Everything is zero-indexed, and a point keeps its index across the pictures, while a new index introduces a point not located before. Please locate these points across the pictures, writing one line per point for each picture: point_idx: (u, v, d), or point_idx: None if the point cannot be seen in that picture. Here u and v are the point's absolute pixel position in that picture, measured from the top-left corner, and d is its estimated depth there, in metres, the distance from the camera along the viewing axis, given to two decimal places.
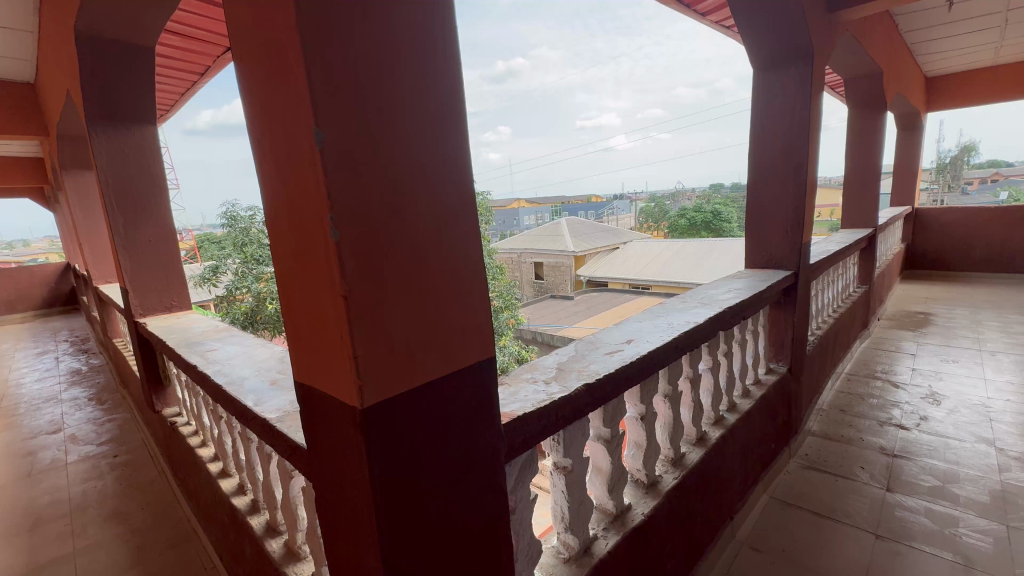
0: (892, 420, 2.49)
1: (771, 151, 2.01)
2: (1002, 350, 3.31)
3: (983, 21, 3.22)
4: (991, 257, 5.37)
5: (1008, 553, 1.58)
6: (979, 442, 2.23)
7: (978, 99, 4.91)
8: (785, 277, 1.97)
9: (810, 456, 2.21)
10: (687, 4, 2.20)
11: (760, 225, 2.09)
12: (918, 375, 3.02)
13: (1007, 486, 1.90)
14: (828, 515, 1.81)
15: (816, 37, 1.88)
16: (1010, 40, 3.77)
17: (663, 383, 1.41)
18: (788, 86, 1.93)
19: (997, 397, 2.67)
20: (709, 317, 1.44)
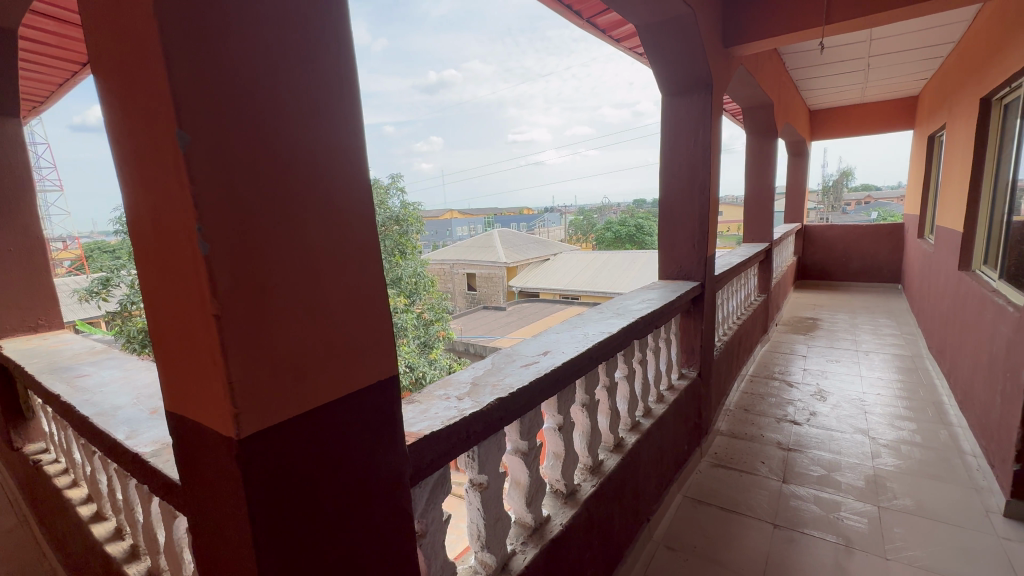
0: (787, 416, 2.75)
1: (678, 170, 2.16)
2: (874, 350, 3.78)
3: (851, 64, 3.72)
4: (865, 269, 6.16)
5: (881, 531, 1.78)
6: (857, 432, 2.53)
7: (852, 131, 5.65)
8: (692, 288, 2.11)
9: (719, 454, 2.37)
10: (602, 29, 2.32)
11: (671, 239, 2.23)
12: (808, 374, 3.37)
13: (879, 471, 2.16)
14: (734, 509, 1.95)
15: (714, 69, 2.06)
16: (872, 82, 4.39)
17: (581, 393, 1.45)
18: (692, 112, 2.08)
19: (870, 391, 3.05)
20: (623, 327, 1.51)
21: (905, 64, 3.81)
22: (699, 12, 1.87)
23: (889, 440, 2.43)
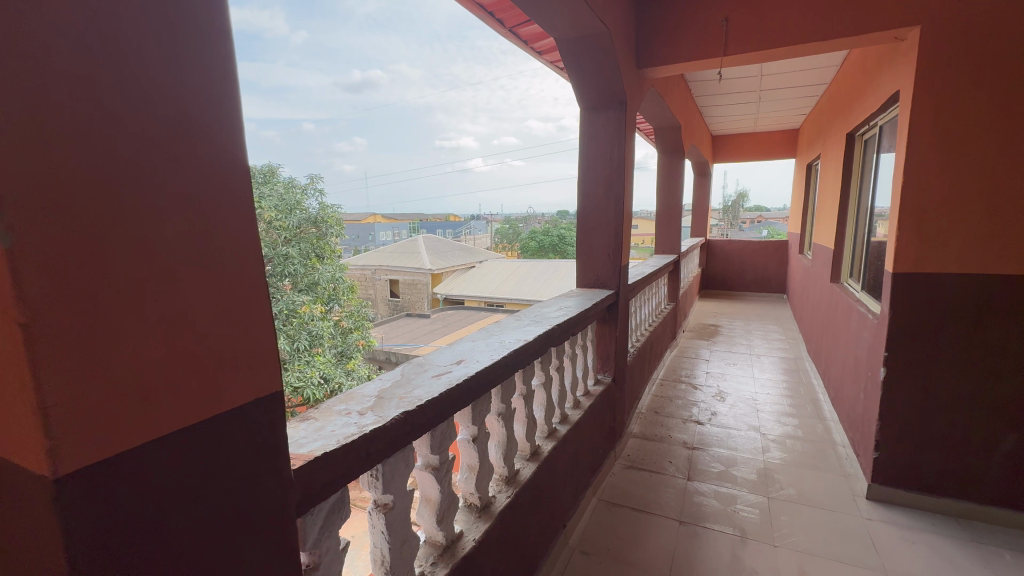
0: (692, 417, 2.94)
1: (595, 182, 2.24)
2: (765, 354, 4.20)
3: (747, 95, 4.13)
4: (758, 280, 6.83)
5: (769, 520, 1.95)
6: (750, 429, 2.76)
7: (747, 157, 6.28)
8: (607, 295, 2.19)
9: (631, 456, 2.47)
10: (525, 40, 2.34)
11: (587, 248, 2.30)
12: (710, 376, 3.65)
13: (768, 464, 2.37)
14: (644, 509, 2.03)
15: (628, 87, 2.16)
16: (763, 113, 4.91)
17: (497, 402, 1.42)
18: (607, 127, 2.17)
19: (762, 391, 3.36)
20: (539, 335, 1.51)
21: (789, 99, 4.30)
22: (615, 31, 1.95)
23: (776, 435, 2.69)
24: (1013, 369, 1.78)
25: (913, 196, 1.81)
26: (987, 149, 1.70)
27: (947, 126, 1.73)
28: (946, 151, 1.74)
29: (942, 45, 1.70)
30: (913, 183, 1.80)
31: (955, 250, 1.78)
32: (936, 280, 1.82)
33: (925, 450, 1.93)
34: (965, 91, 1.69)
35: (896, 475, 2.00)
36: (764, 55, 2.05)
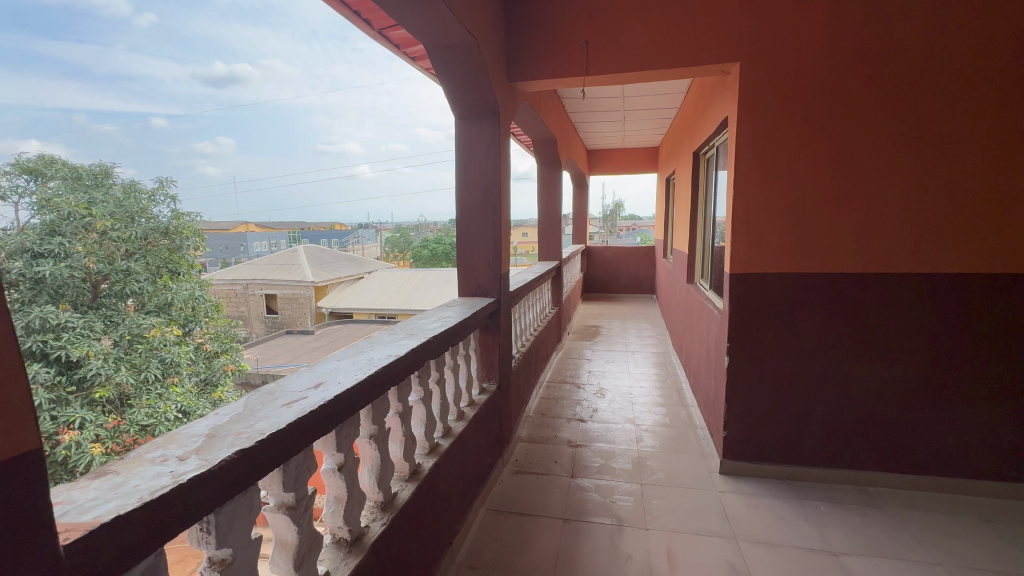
0: (576, 415, 3.09)
1: (472, 191, 2.24)
2: (639, 350, 4.58)
3: (613, 114, 4.52)
4: (632, 283, 7.48)
5: (643, 505, 2.10)
6: (626, 422, 2.98)
7: (618, 170, 6.87)
8: (488, 304, 2.20)
9: (519, 461, 2.51)
10: (396, 44, 2.28)
11: (468, 257, 2.30)
12: (592, 375, 3.88)
13: (641, 453, 2.57)
14: (531, 512, 2.06)
15: (501, 99, 2.21)
16: (629, 131, 5.42)
17: (368, 424, 1.33)
18: (482, 137, 2.19)
19: (636, 385, 3.65)
20: (414, 349, 1.44)
21: (649, 119, 4.79)
22: (484, 43, 1.98)
23: (649, 425, 2.93)
24: (819, 351, 2.14)
25: (741, 208, 2.10)
26: (791, 170, 2.04)
27: (762, 149, 2.05)
28: (762, 171, 2.06)
29: (755, 81, 2.01)
30: (739, 197, 2.10)
31: (773, 255, 2.11)
32: (761, 279, 2.14)
33: (761, 425, 2.25)
34: (772, 121, 2.02)
35: (741, 450, 2.29)
36: (620, 79, 2.23)
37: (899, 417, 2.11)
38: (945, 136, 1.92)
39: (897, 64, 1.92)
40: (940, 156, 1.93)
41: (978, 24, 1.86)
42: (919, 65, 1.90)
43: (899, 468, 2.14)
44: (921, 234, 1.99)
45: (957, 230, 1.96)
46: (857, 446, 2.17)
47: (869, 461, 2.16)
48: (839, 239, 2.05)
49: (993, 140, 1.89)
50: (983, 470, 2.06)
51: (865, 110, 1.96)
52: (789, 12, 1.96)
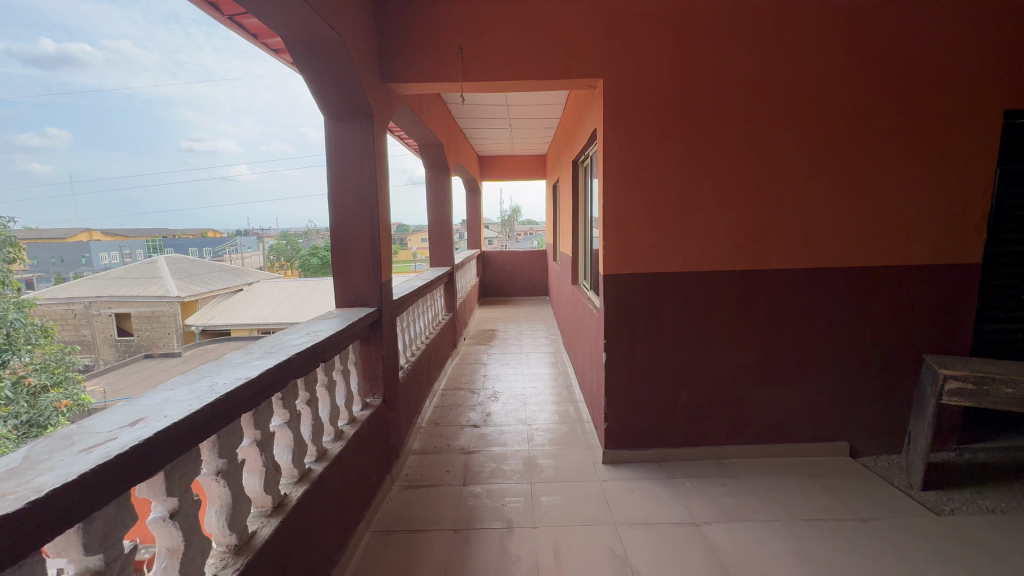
0: (470, 421, 3.07)
1: (346, 195, 2.11)
2: (534, 351, 4.72)
3: (499, 121, 4.62)
4: (526, 286, 7.72)
5: (532, 505, 2.13)
6: (520, 423, 3.03)
7: (509, 176, 7.05)
8: (367, 314, 2.09)
9: (409, 475, 2.41)
10: (252, 33, 2.07)
11: (344, 266, 2.16)
12: (487, 379, 3.90)
13: (532, 452, 2.63)
14: (420, 527, 1.99)
15: (374, 99, 2.12)
16: (517, 139, 5.59)
17: (214, 459, 1.17)
18: (354, 138, 2.08)
19: (529, 385, 3.75)
20: (270, 369, 1.30)
21: (535, 128, 4.98)
22: (352, 41, 1.88)
23: (540, 424, 3.01)
24: (682, 342, 2.37)
25: (610, 213, 2.25)
26: (651, 179, 2.24)
27: (626, 159, 2.22)
28: (626, 178, 2.23)
29: (617, 96, 2.17)
30: (608, 202, 2.25)
31: (640, 256, 2.29)
32: (630, 279, 2.31)
33: (636, 415, 2.43)
34: (632, 132, 2.20)
35: (621, 438, 2.45)
36: (496, 86, 2.27)
37: (746, 395, 2.41)
38: (771, 151, 2.22)
39: (733, 86, 2.18)
40: (769, 169, 2.23)
41: (797, 59, 2.17)
42: (751, 88, 2.18)
43: (748, 440, 2.44)
44: (759, 237, 2.29)
45: (785, 234, 2.29)
46: (715, 425, 2.43)
47: (725, 437, 2.44)
48: (696, 242, 2.29)
49: (810, 158, 2.23)
50: (808, 434, 2.44)
51: (712, 127, 2.21)
52: (643, 35, 2.15)
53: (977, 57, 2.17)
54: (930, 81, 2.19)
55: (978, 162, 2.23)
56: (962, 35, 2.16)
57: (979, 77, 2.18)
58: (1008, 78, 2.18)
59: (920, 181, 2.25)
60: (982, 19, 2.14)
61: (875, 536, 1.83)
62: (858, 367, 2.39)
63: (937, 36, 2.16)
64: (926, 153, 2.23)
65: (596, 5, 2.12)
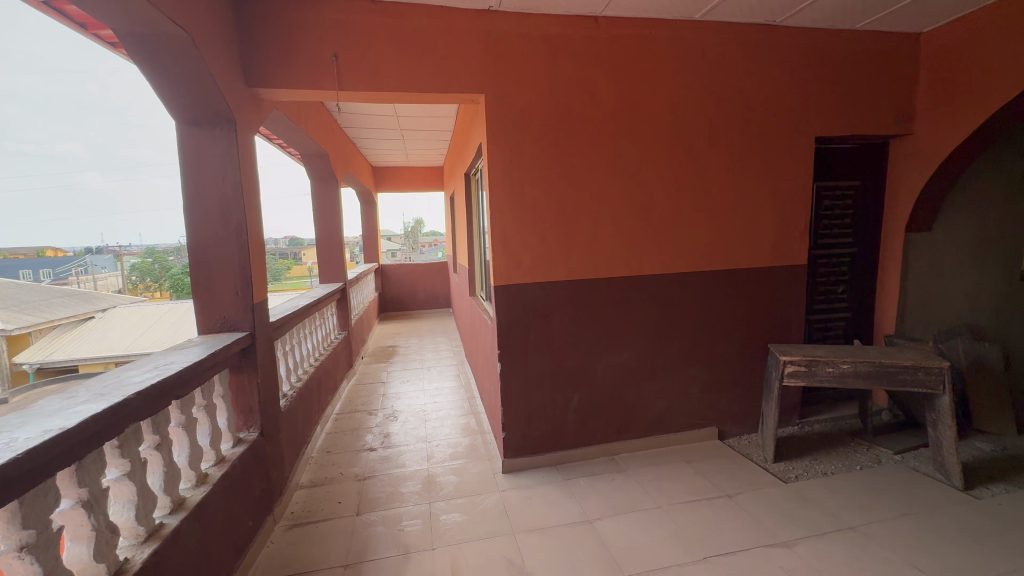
0: (366, 446, 2.91)
1: (206, 209, 1.89)
2: (435, 365, 4.64)
3: (390, 132, 4.50)
4: (428, 299, 7.61)
5: (431, 526, 2.07)
6: (419, 441, 2.95)
7: (406, 187, 6.90)
8: (236, 340, 1.89)
9: (296, 512, 2.21)
10: (76, 20, 1.78)
11: (206, 288, 1.93)
12: (386, 399, 3.75)
13: (431, 471, 2.56)
14: (307, 569, 1.83)
15: (237, 104, 1.93)
16: (411, 150, 5.52)
17: (16, 531, 0.96)
18: (213, 146, 1.88)
19: (430, 401, 3.67)
20: (99, 412, 1.11)
21: (429, 140, 4.95)
22: (206, 40, 1.70)
23: (441, 440, 2.95)
24: (571, 347, 2.48)
25: (497, 226, 2.30)
26: (535, 194, 2.33)
27: (510, 174, 2.29)
28: (510, 192, 2.30)
29: (498, 113, 2.24)
30: (494, 215, 2.29)
31: (528, 266, 2.37)
32: (520, 289, 2.37)
33: (531, 422, 2.48)
34: (510, 148, 2.27)
35: (519, 446, 2.49)
36: (377, 96, 2.21)
37: (630, 393, 2.59)
38: (636, 167, 2.43)
39: (599, 106, 2.35)
40: (634, 183, 2.44)
41: (657, 87, 2.41)
42: (613, 109, 2.37)
43: (633, 435, 2.62)
44: (634, 248, 2.49)
45: (656, 245, 2.51)
46: (605, 423, 2.58)
47: (613, 434, 2.59)
48: (578, 253, 2.42)
49: (668, 173, 2.47)
50: (684, 424, 2.69)
51: (586, 145, 2.36)
52: (519, 54, 2.24)
53: (794, 92, 2.58)
54: (762, 111, 2.55)
55: (800, 180, 2.65)
56: (784, 73, 2.55)
57: (797, 109, 2.60)
58: (814, 109, 2.62)
59: (756, 193, 2.61)
60: (795, 59, 2.55)
61: (738, 508, 2.06)
62: (720, 360, 2.70)
63: (762, 69, 2.52)
64: (759, 169, 2.59)
65: (474, 23, 2.17)
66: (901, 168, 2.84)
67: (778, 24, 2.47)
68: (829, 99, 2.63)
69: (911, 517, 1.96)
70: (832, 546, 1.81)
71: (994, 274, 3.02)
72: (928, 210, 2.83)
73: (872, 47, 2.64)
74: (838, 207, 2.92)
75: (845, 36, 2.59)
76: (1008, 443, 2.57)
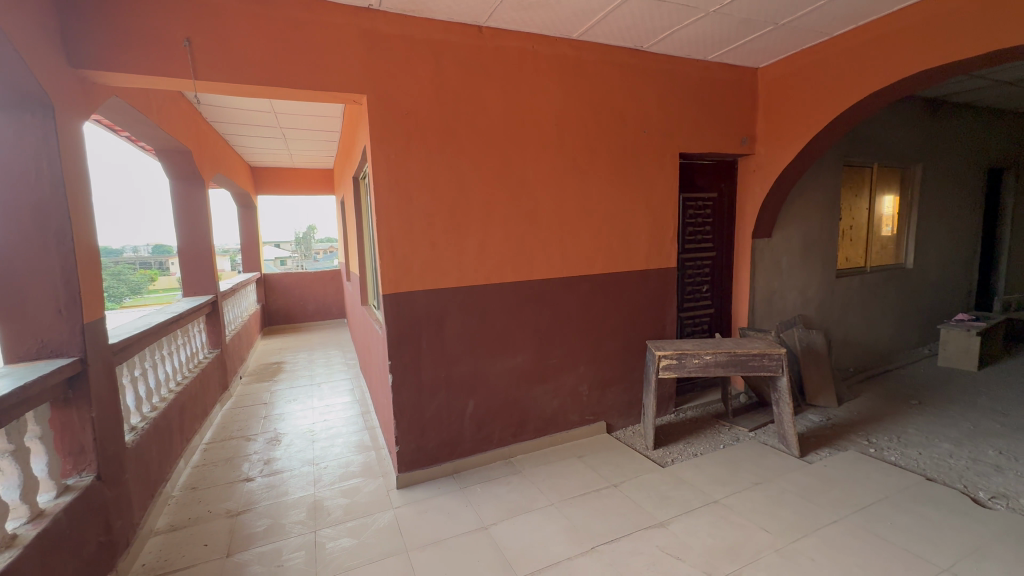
0: (242, 476, 2.61)
1: (12, 212, 1.56)
2: (327, 381, 4.32)
3: (269, 130, 4.15)
4: (319, 310, 7.12)
5: (316, 556, 1.91)
6: (305, 465, 2.72)
7: (292, 190, 6.41)
8: (60, 367, 1.58)
9: (149, 563, 1.91)
10: None
11: (16, 306, 1.59)
12: (268, 421, 3.41)
13: (317, 495, 2.38)
14: None
15: (56, 88, 1.63)
16: (294, 150, 5.13)
17: None
18: (23, 138, 1.56)
19: (319, 419, 3.41)
20: None
21: (313, 140, 4.64)
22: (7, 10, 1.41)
23: (331, 461, 2.75)
24: (465, 354, 2.47)
25: (384, 232, 2.22)
26: (423, 200, 2.29)
27: (396, 178, 2.22)
28: (397, 198, 2.23)
29: (381, 116, 2.17)
30: (381, 221, 2.21)
31: (418, 274, 2.32)
32: (410, 296, 2.31)
33: (426, 433, 2.42)
34: (396, 152, 2.21)
35: (413, 459, 2.41)
36: (241, 89, 2.01)
37: (524, 395, 2.65)
38: (523, 175, 2.51)
39: (484, 114, 2.38)
40: (521, 191, 2.51)
41: (540, 99, 2.51)
42: (498, 118, 2.42)
43: (528, 436, 2.68)
44: (524, 254, 2.56)
45: (544, 251, 2.62)
46: (501, 427, 2.61)
47: (509, 437, 2.63)
48: (470, 259, 2.43)
49: (552, 182, 2.59)
50: (575, 421, 2.82)
51: (474, 152, 2.38)
52: (402, 57, 2.19)
53: (660, 112, 2.86)
54: (634, 128, 2.79)
55: (669, 192, 2.94)
56: (651, 95, 2.81)
57: (663, 127, 2.88)
58: (677, 128, 2.93)
59: (631, 201, 2.83)
60: (659, 82, 2.83)
61: (622, 496, 2.21)
62: (605, 358, 2.88)
63: (633, 88, 2.75)
64: (633, 179, 2.82)
65: (351, 20, 2.08)
66: (747, 182, 3.28)
67: (645, 50, 2.72)
68: (688, 121, 2.96)
69: (761, 485, 2.26)
70: (699, 520, 2.01)
71: (818, 272, 3.63)
72: (768, 219, 3.31)
73: (720, 77, 3.02)
74: (700, 215, 3.29)
75: (699, 66, 2.93)
76: (833, 413, 3.08)
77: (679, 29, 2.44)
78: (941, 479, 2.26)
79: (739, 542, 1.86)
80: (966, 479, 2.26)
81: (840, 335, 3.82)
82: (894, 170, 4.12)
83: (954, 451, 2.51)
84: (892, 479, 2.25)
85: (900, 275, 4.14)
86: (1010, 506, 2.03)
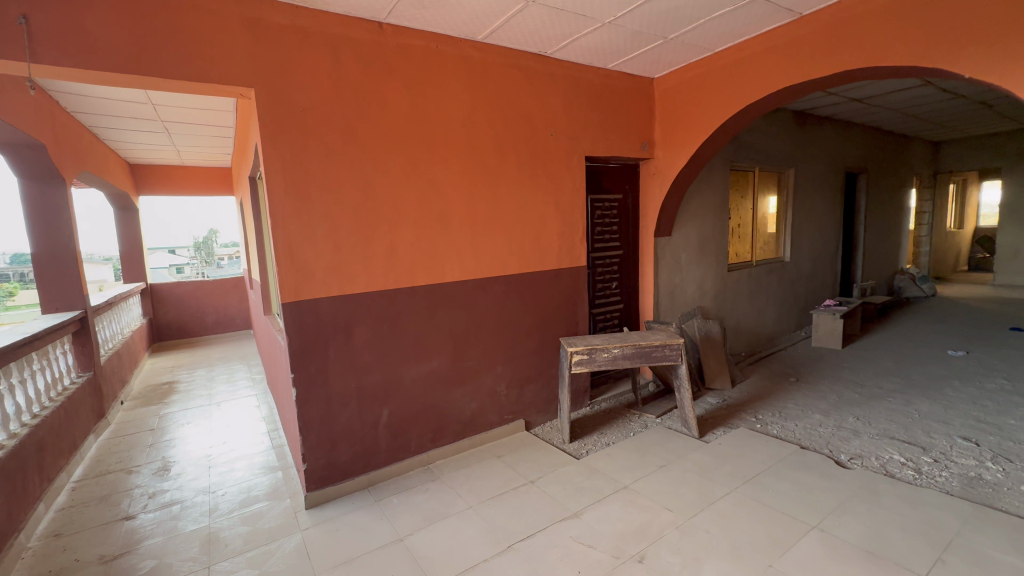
0: (120, 514, 2.30)
1: None
2: (228, 399, 3.95)
3: (148, 124, 3.71)
4: (220, 321, 6.51)
5: None
6: (199, 495, 2.45)
7: (182, 190, 5.78)
8: None
9: None
10: None
11: None
12: (156, 449, 3.04)
13: (212, 527, 2.16)
14: None
15: None
16: (181, 147, 4.64)
17: None
18: None
19: (217, 443, 3.10)
20: None
21: (202, 136, 4.22)
22: None
23: (230, 488, 2.52)
24: (377, 361, 2.38)
25: (281, 236, 2.07)
26: (325, 201, 2.17)
27: (294, 178, 2.08)
28: (295, 200, 2.09)
29: (273, 112, 2.03)
30: (277, 225, 2.06)
31: (322, 280, 2.19)
32: (313, 304, 2.18)
33: (337, 447, 2.30)
34: (292, 151, 2.07)
35: (323, 476, 2.27)
36: (99, 77, 1.77)
37: (441, 399, 2.61)
38: (432, 176, 2.47)
39: (390, 112, 2.31)
40: (431, 192, 2.47)
41: (448, 99, 2.48)
42: (404, 117, 2.36)
43: (447, 440, 2.65)
44: (436, 256, 2.52)
45: (457, 252, 2.60)
46: (418, 433, 2.55)
47: (426, 442, 2.58)
48: (378, 263, 2.34)
49: (462, 183, 2.57)
50: (493, 421, 2.83)
51: (379, 152, 2.30)
52: (296, 50, 2.06)
53: (566, 116, 2.95)
54: (542, 130, 2.86)
55: (577, 193, 3.06)
56: (557, 100, 2.90)
57: (569, 130, 2.98)
58: (582, 131, 3.04)
59: (541, 201, 2.90)
60: (564, 87, 2.92)
61: (540, 491, 2.26)
62: (522, 357, 2.92)
63: (539, 92, 2.82)
64: (542, 180, 2.89)
65: (233, 7, 1.91)
66: (649, 184, 3.50)
67: (549, 56, 2.80)
68: (592, 125, 3.09)
69: (665, 467, 2.42)
70: (610, 506, 2.11)
71: (713, 267, 3.98)
72: (668, 218, 3.56)
73: (620, 84, 3.19)
74: (608, 216, 3.46)
75: (600, 73, 3.08)
76: (727, 394, 3.39)
77: (578, 38, 2.54)
78: (812, 446, 2.57)
79: (645, 523, 1.98)
80: (831, 444, 2.59)
81: (733, 323, 4.21)
82: (772, 174, 4.63)
83: (823, 420, 2.88)
84: (774, 451, 2.52)
85: (779, 267, 4.66)
86: (864, 464, 2.36)
